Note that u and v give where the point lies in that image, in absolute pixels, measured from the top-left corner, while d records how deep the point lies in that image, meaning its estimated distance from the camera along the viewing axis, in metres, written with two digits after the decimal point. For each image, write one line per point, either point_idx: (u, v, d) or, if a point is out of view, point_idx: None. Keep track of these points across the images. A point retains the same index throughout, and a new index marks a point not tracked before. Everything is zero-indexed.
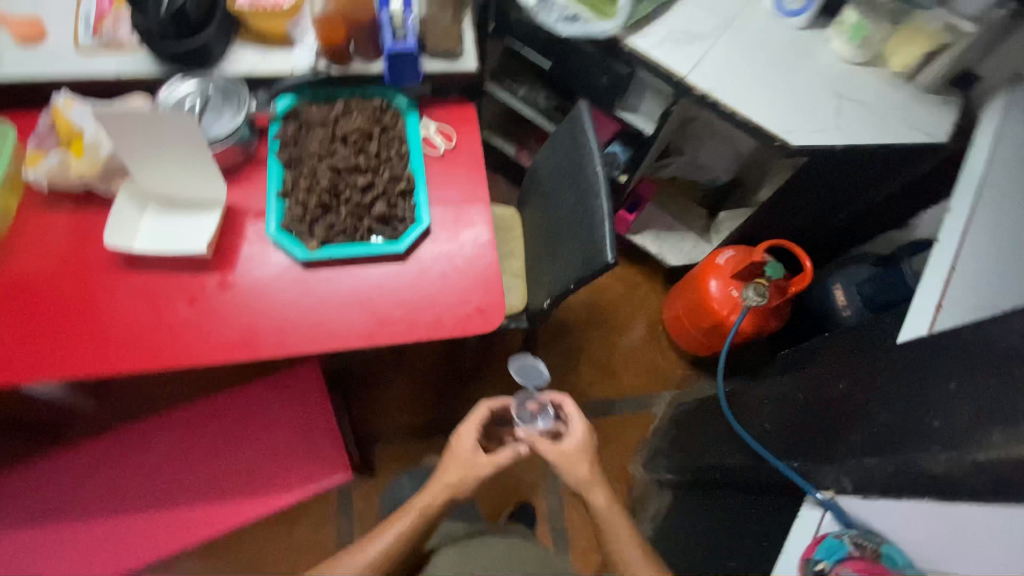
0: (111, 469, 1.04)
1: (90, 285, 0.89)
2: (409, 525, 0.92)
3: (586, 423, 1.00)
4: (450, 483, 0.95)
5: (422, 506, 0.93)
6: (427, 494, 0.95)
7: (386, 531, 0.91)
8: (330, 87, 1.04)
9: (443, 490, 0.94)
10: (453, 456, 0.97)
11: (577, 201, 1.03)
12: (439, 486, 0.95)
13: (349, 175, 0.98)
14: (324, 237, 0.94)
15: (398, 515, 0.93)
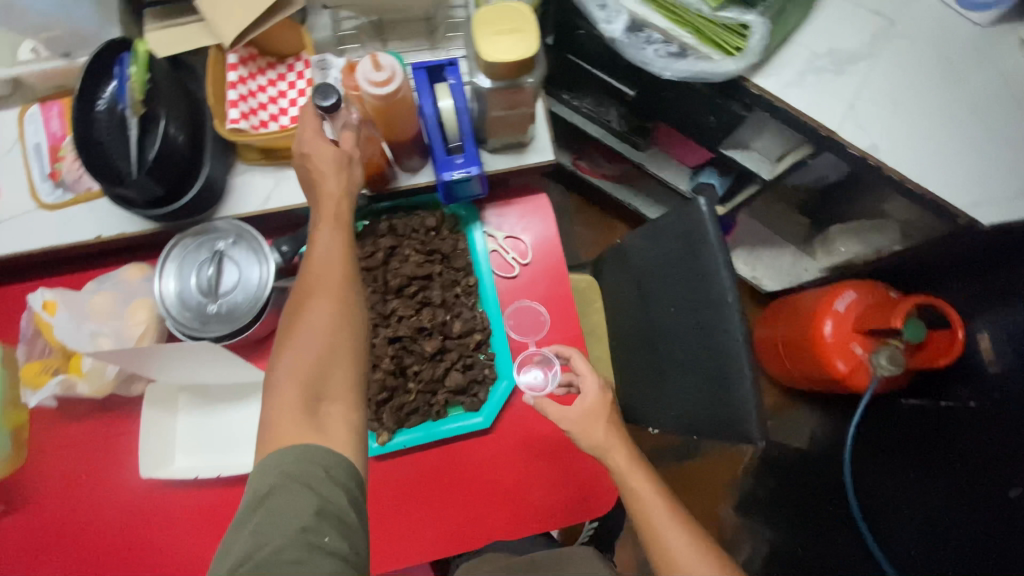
0: None
1: (134, 513, 0.75)
2: (343, 274, 0.60)
3: (599, 378, 0.76)
4: (333, 219, 0.62)
5: (322, 296, 0.58)
6: (322, 239, 0.62)
7: (300, 331, 0.56)
8: (372, 211, 0.82)
9: (337, 233, 0.62)
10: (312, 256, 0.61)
11: (695, 334, 0.81)
12: (317, 266, 0.60)
13: (412, 338, 0.78)
14: (393, 426, 0.77)
15: (298, 297, 0.59)
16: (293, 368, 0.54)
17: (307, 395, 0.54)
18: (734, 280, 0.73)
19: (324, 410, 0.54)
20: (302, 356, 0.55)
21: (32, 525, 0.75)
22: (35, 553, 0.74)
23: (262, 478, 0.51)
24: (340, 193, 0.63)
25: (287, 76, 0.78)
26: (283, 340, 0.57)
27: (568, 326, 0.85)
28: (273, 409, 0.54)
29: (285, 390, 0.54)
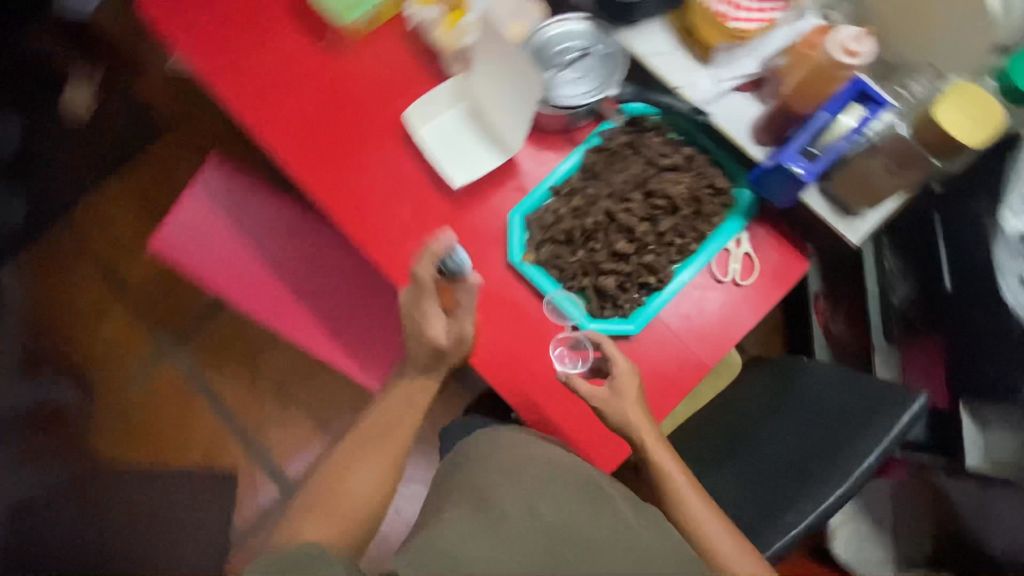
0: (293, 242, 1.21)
1: (367, 127, 0.92)
2: (398, 463, 0.78)
3: (630, 359, 0.79)
4: (408, 411, 0.82)
5: (388, 449, 0.78)
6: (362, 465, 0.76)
7: (367, 466, 0.76)
8: (693, 132, 0.86)
9: (376, 446, 0.78)
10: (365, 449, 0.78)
11: (795, 463, 0.79)
12: (376, 418, 0.82)
13: (618, 229, 0.83)
14: (542, 260, 0.84)
15: (376, 427, 0.81)
16: (338, 491, 0.74)
17: (340, 520, 0.71)
18: (885, 453, 0.70)
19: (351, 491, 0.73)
20: (348, 499, 0.73)
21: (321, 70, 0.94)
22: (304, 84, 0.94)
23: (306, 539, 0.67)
24: (410, 403, 0.83)
25: (764, 3, 0.77)
26: (370, 446, 0.78)
27: (709, 350, 0.85)
28: (320, 503, 0.72)
29: (319, 503, 0.72)
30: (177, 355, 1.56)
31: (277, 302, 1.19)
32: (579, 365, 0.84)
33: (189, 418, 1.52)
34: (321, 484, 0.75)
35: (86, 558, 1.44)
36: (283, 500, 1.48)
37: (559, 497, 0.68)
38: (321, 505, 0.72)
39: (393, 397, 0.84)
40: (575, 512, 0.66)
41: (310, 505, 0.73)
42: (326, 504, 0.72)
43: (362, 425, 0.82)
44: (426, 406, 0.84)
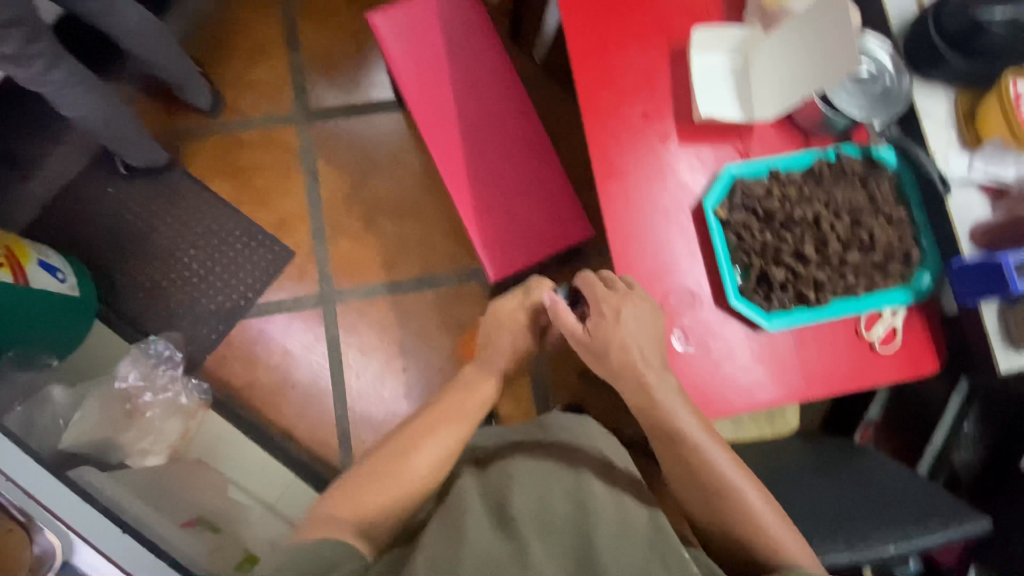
0: (485, 88, 1.25)
1: (649, 27, 0.96)
2: (449, 453, 0.88)
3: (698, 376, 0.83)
4: (470, 409, 0.94)
5: (432, 445, 0.87)
6: (422, 451, 0.86)
7: (424, 454, 0.86)
8: (916, 201, 0.89)
9: (438, 425, 0.90)
10: (431, 428, 0.89)
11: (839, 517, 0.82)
12: (441, 413, 0.92)
13: (811, 236, 0.86)
14: (730, 219, 0.87)
15: (439, 414, 0.92)
16: (393, 471, 0.83)
17: (389, 491, 0.82)
18: (942, 543, 0.75)
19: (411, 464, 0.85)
20: (409, 474, 0.84)
21: None
22: None
23: (342, 517, 0.77)
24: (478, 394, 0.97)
25: None
26: (429, 433, 0.89)
27: (815, 384, 0.88)
28: (369, 487, 0.81)
29: (379, 474, 0.83)
30: (302, 128, 1.59)
31: (443, 125, 1.22)
32: (696, 347, 0.87)
33: (281, 185, 1.56)
34: (376, 472, 0.84)
35: (129, 239, 1.48)
36: (316, 301, 1.51)
37: (540, 480, 0.80)
38: (362, 496, 0.80)
39: (467, 391, 0.97)
40: (560, 510, 0.75)
41: (359, 484, 0.82)
42: (377, 487, 0.81)
43: (430, 414, 0.92)
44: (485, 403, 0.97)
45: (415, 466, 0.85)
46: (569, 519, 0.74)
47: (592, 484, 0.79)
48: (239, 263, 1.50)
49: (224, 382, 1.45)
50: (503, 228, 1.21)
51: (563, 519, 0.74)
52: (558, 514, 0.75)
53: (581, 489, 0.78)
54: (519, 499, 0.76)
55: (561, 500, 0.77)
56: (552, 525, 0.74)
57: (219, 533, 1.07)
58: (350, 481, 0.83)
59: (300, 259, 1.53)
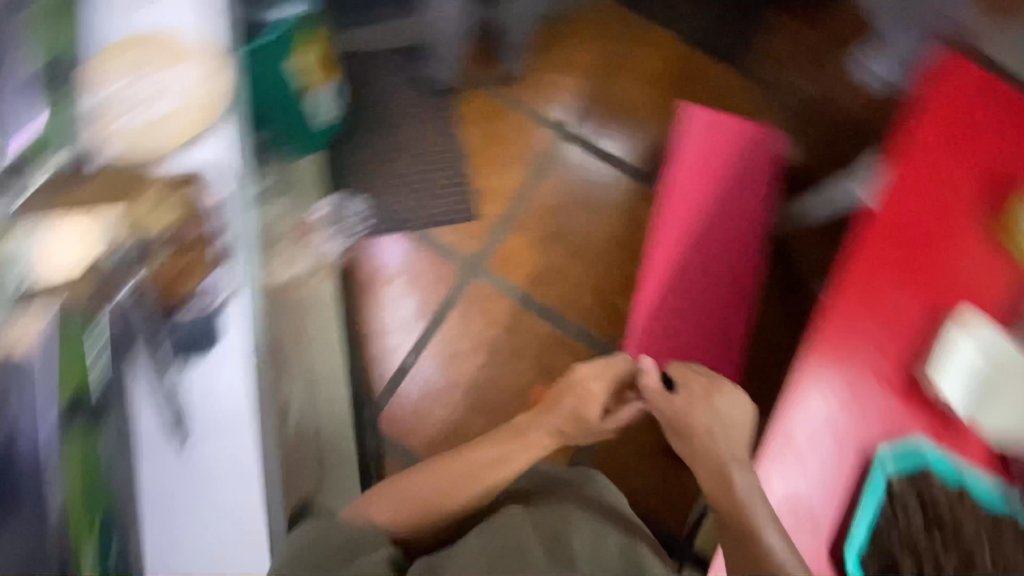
0: (734, 220, 1.33)
1: (927, 284, 0.97)
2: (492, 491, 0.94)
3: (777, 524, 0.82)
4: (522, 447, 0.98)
5: (476, 487, 0.93)
6: (471, 481, 0.93)
7: (474, 485, 0.93)
8: None
9: (494, 459, 0.95)
10: (491, 460, 0.95)
11: None
12: (498, 450, 0.97)
13: (958, 558, 0.84)
14: (896, 486, 0.88)
15: (493, 456, 0.96)
16: (433, 497, 0.92)
17: (430, 507, 0.91)
18: None
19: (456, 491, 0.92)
20: (453, 499, 0.92)
21: (958, 227, 1.00)
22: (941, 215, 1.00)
23: (385, 526, 0.88)
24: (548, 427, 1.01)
25: None
26: (483, 466, 0.94)
27: None
28: (408, 507, 0.90)
29: (423, 492, 0.92)
30: (557, 137, 1.73)
31: (677, 230, 1.29)
32: None
33: (508, 164, 1.70)
34: (416, 494, 0.91)
35: (379, 115, 1.66)
36: (464, 263, 1.61)
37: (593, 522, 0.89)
38: (404, 511, 0.90)
39: (524, 437, 1.00)
40: (612, 558, 0.84)
41: (400, 502, 0.90)
42: (415, 508, 0.90)
43: (481, 450, 0.97)
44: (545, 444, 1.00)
45: (461, 493, 0.92)
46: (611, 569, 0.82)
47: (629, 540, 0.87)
48: (435, 191, 1.64)
49: (353, 266, 1.57)
50: (666, 332, 1.27)
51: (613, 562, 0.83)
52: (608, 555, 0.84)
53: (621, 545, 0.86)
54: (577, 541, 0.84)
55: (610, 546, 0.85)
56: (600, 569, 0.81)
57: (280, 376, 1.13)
58: (393, 492, 0.92)
59: (478, 226, 1.64)
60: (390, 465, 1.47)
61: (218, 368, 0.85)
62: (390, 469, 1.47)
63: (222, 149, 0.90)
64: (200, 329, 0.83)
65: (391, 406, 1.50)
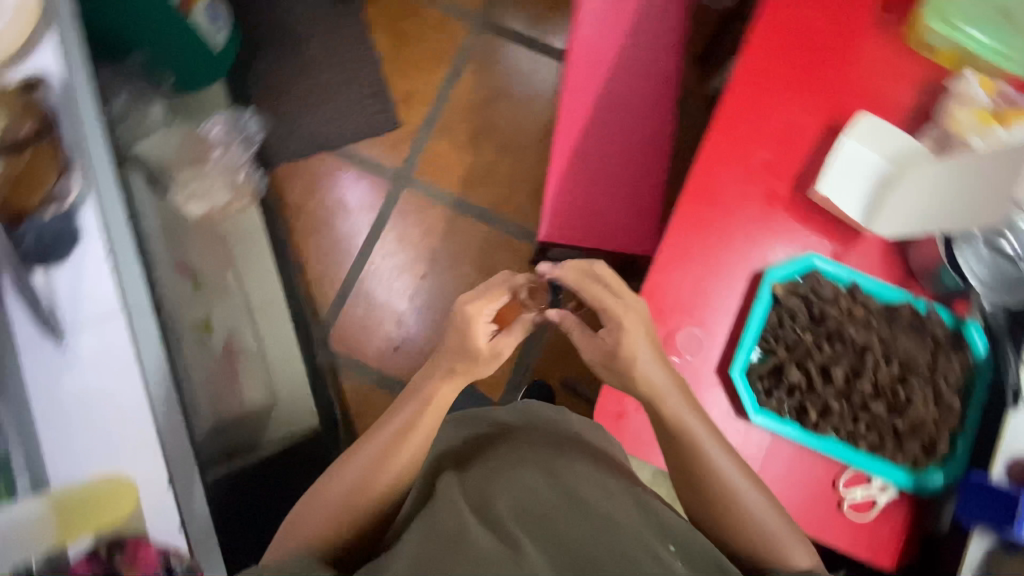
0: (644, 71, 1.24)
1: (819, 90, 0.90)
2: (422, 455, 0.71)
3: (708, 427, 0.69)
4: (422, 399, 0.72)
5: (393, 472, 0.69)
6: (385, 470, 0.69)
7: (387, 472, 0.69)
8: (972, 395, 0.81)
9: (402, 439, 0.70)
10: (400, 446, 0.70)
11: None
12: (398, 425, 0.71)
13: (849, 362, 0.81)
14: (782, 300, 0.83)
15: (395, 429, 0.71)
16: (352, 496, 0.68)
17: (346, 524, 0.68)
18: None
19: (371, 492, 0.69)
20: (366, 496, 0.68)
21: (848, 22, 0.92)
22: (831, 13, 0.92)
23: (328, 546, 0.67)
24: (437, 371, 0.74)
25: None
26: (387, 450, 0.70)
27: None
28: (328, 520, 0.68)
29: (327, 517, 0.68)
30: (472, 31, 1.66)
31: (582, 101, 1.22)
32: None
33: (424, 71, 1.63)
34: (334, 505, 0.68)
35: (284, 34, 1.60)
36: (392, 176, 1.58)
37: (518, 464, 0.67)
38: (327, 523, 0.67)
39: (417, 394, 0.74)
40: (540, 490, 0.62)
41: (318, 519, 0.68)
42: (342, 518, 0.68)
43: (379, 432, 0.72)
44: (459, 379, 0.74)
45: (379, 485, 0.69)
46: (581, 531, 0.56)
47: (581, 471, 0.66)
48: (353, 107, 1.59)
49: (281, 190, 1.55)
50: (580, 199, 1.20)
51: (553, 510, 0.59)
52: (544, 500, 0.61)
53: (574, 487, 0.62)
54: (503, 497, 0.61)
55: (541, 486, 0.62)
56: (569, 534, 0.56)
57: (197, 290, 1.16)
58: (305, 511, 0.70)
59: (401, 135, 1.60)
60: (344, 380, 1.49)
61: (78, 266, 0.78)
62: (347, 382, 1.49)
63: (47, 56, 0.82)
64: (57, 231, 0.77)
65: (339, 324, 1.52)
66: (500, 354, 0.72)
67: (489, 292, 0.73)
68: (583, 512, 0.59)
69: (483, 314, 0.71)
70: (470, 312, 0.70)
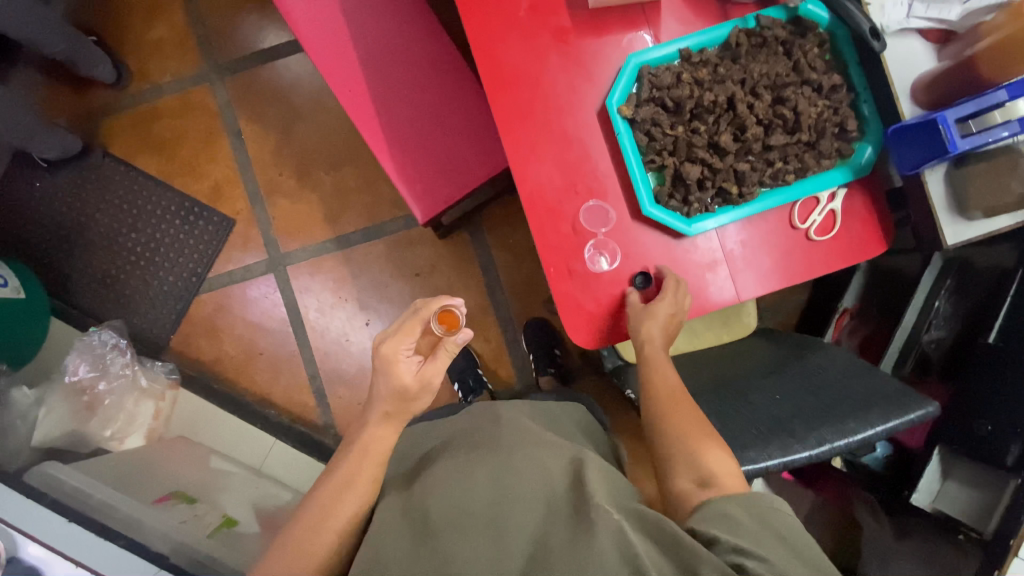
0: (380, 2, 1.12)
1: None
2: (362, 509, 0.66)
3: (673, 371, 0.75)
4: (356, 443, 0.70)
5: (328, 528, 0.64)
6: (328, 528, 0.64)
7: (325, 529, 0.64)
8: (846, 61, 0.79)
9: (344, 490, 0.66)
10: (337, 500, 0.66)
11: (781, 418, 0.79)
12: (339, 475, 0.68)
13: (728, 122, 0.78)
14: (636, 117, 0.78)
15: (336, 483, 0.67)
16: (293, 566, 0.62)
17: None
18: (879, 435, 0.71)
19: (322, 553, 0.63)
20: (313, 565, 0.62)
21: None
22: None
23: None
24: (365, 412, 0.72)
25: None
26: (330, 503, 0.65)
27: (749, 286, 0.82)
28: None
29: None
30: (216, 85, 1.49)
31: (351, 75, 1.11)
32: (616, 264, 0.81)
33: (212, 157, 1.48)
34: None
35: (67, 230, 1.46)
36: (268, 266, 1.48)
37: (459, 469, 0.60)
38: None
39: (353, 446, 0.70)
40: (476, 491, 0.57)
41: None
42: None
43: (321, 491, 0.68)
44: (384, 415, 0.71)
45: (321, 546, 0.63)
46: (518, 516, 0.54)
47: (520, 455, 0.60)
48: (183, 239, 1.47)
49: (192, 356, 1.46)
50: (424, 159, 1.13)
51: (488, 511, 0.54)
52: (478, 498, 0.56)
53: (509, 470, 0.58)
54: (445, 502, 0.56)
55: (481, 483, 0.57)
56: (500, 531, 0.53)
57: (196, 503, 1.10)
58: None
59: (242, 226, 1.48)
60: None
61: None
62: None
63: None
64: None
65: (338, 416, 1.46)
66: (429, 384, 0.71)
67: (401, 325, 0.71)
68: (517, 503, 0.55)
69: (402, 350, 0.70)
70: (386, 353, 0.70)
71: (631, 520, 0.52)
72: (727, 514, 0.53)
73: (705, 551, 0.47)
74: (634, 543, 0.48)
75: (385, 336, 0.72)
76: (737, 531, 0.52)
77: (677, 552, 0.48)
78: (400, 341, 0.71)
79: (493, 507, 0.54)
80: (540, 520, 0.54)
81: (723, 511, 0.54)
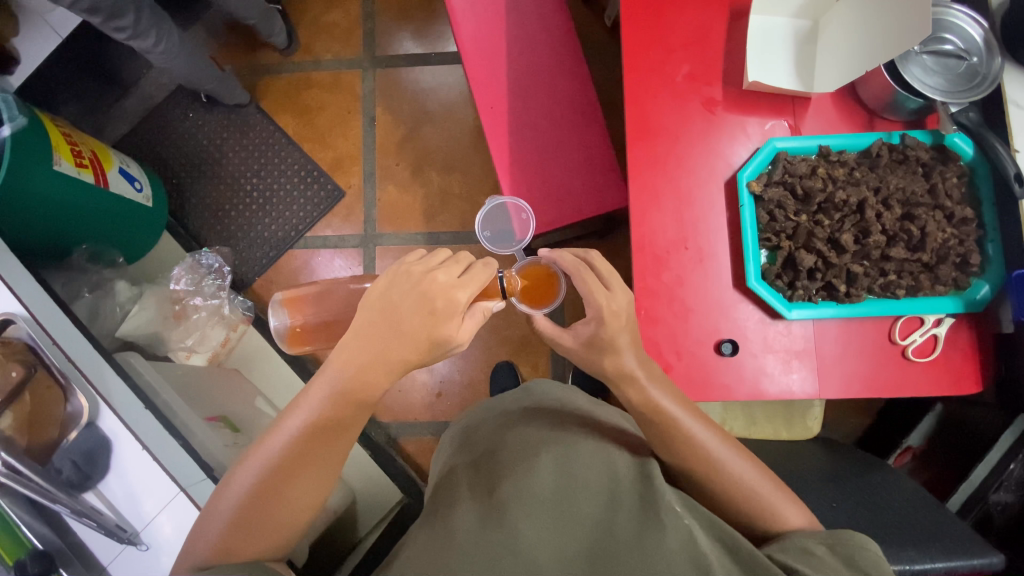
0: (540, 38, 1.22)
1: None
2: (340, 458, 0.70)
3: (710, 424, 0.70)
4: (342, 391, 0.66)
5: (305, 473, 0.67)
6: (305, 472, 0.67)
7: (304, 474, 0.67)
8: (983, 197, 0.80)
9: (325, 442, 0.67)
10: (320, 449, 0.67)
11: (831, 522, 0.77)
12: (314, 421, 0.67)
13: (852, 224, 0.81)
14: (763, 194, 0.82)
15: (315, 431, 0.67)
16: (270, 501, 0.66)
17: (281, 530, 0.67)
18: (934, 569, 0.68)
19: (295, 494, 0.67)
20: (291, 504, 0.67)
21: None
22: None
23: (242, 562, 0.64)
24: (378, 359, 0.65)
25: None
26: (310, 449, 0.67)
27: (830, 386, 0.82)
28: (242, 522, 0.65)
29: (257, 525, 0.66)
30: (367, 74, 1.64)
31: (496, 92, 1.20)
32: (705, 325, 0.84)
33: (343, 133, 1.62)
34: (238, 501, 0.66)
35: (195, 160, 1.61)
36: (359, 241, 1.58)
37: (527, 459, 0.70)
38: (234, 523, 0.65)
39: (324, 386, 0.66)
40: (546, 482, 0.67)
41: (223, 517, 0.66)
42: (253, 523, 0.65)
43: (292, 433, 0.67)
44: (403, 368, 0.66)
45: (298, 488, 0.67)
46: (583, 504, 0.65)
47: (584, 446, 0.71)
48: (292, 196, 1.59)
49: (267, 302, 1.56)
50: (537, 184, 1.19)
51: (555, 500, 0.65)
52: (547, 487, 0.66)
53: (573, 469, 0.68)
54: (518, 488, 0.67)
55: (548, 477, 0.67)
56: (569, 513, 0.64)
57: (237, 432, 1.16)
58: (211, 510, 0.67)
59: (350, 200, 1.60)
60: (405, 440, 1.48)
61: (120, 470, 0.83)
62: (409, 442, 1.48)
63: (8, 299, 0.84)
64: (86, 450, 0.82)
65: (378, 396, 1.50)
66: (462, 345, 0.68)
67: (474, 278, 0.66)
68: (582, 492, 0.66)
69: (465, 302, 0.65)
70: (456, 299, 0.64)
71: (705, 525, 0.63)
72: (805, 550, 0.59)
73: (778, 568, 0.56)
74: (702, 551, 0.58)
75: (451, 280, 0.65)
76: (817, 566, 0.57)
77: (746, 558, 0.58)
78: (472, 288, 0.65)
79: (561, 497, 0.65)
80: (604, 509, 0.65)
81: (802, 547, 0.59)
